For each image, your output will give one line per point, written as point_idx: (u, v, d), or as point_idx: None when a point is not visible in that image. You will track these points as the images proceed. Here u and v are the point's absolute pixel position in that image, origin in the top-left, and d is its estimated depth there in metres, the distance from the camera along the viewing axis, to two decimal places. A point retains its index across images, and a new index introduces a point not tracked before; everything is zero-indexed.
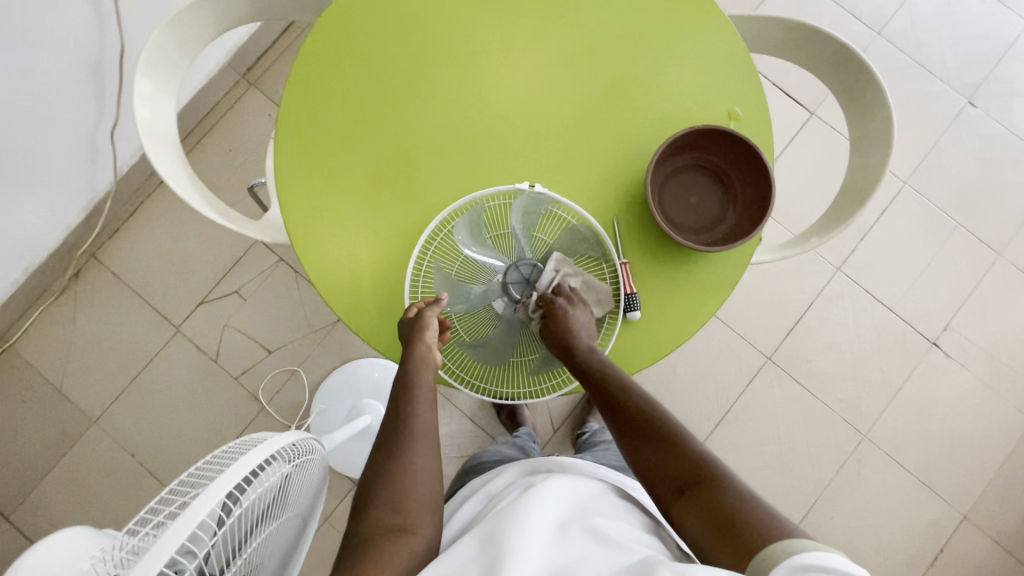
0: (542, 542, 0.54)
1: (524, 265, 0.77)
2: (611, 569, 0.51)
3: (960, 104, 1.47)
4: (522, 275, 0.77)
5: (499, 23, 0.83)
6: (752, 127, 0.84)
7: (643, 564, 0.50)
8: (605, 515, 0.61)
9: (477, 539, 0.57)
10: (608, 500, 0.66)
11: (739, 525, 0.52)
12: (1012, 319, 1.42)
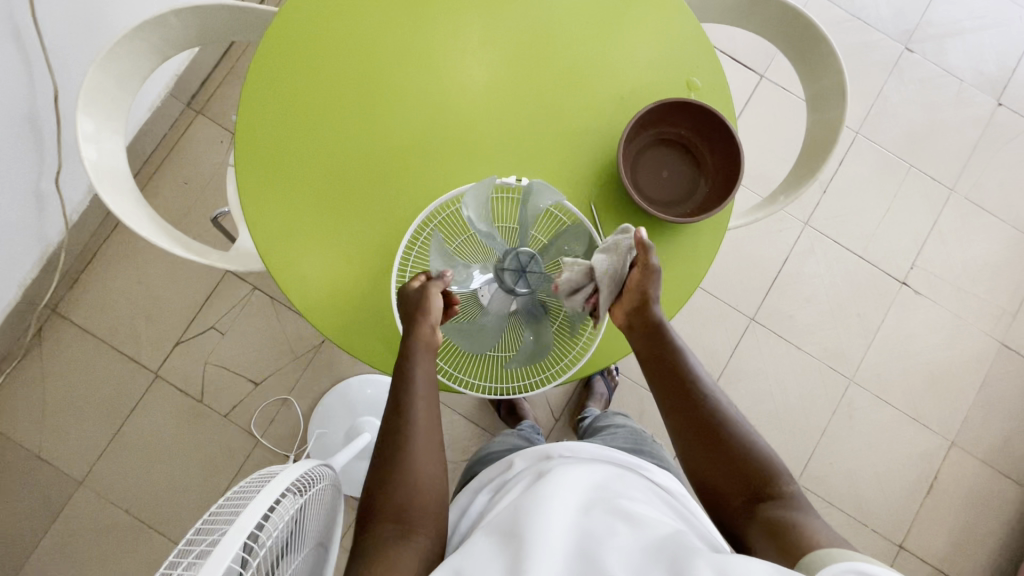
0: (568, 526, 0.55)
1: (524, 254, 0.71)
2: (638, 547, 0.52)
3: (899, 51, 1.53)
4: (520, 264, 0.71)
5: (449, 18, 0.82)
6: (712, 96, 0.85)
7: (672, 546, 0.51)
8: (625, 496, 0.62)
9: (501, 525, 0.57)
10: (625, 480, 0.67)
11: (793, 533, 0.58)
12: (973, 250, 1.49)
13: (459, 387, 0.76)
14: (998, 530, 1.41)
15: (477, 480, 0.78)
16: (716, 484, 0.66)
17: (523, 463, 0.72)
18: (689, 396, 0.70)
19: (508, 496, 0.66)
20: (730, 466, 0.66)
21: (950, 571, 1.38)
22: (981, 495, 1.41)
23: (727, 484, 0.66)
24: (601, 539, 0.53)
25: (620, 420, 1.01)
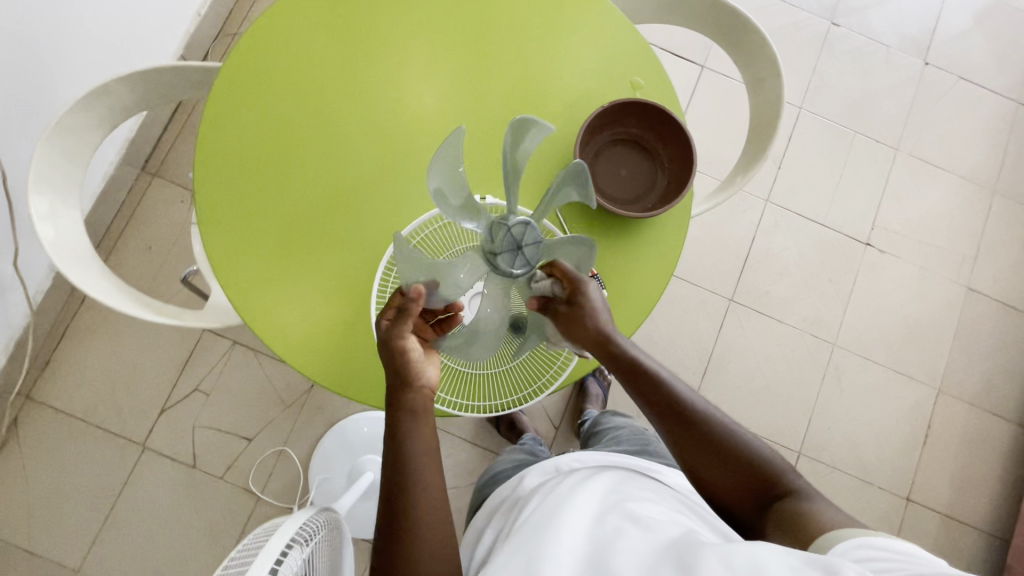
0: (582, 526, 0.57)
1: (517, 227, 0.59)
2: (649, 547, 0.53)
3: (825, 26, 1.60)
4: (513, 240, 0.59)
5: (392, 51, 0.84)
6: (656, 92, 0.88)
7: (683, 543, 0.52)
8: (634, 499, 0.63)
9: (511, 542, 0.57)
10: (633, 483, 0.68)
11: (804, 522, 0.60)
12: (926, 203, 1.55)
13: (454, 411, 0.77)
14: (997, 468, 1.45)
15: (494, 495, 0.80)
16: (722, 488, 0.67)
17: (537, 475, 0.74)
18: (680, 406, 0.70)
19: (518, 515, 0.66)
20: (732, 468, 0.67)
21: (959, 515, 1.41)
22: (975, 436, 1.46)
23: (732, 486, 0.67)
24: (612, 532, 0.55)
25: (621, 422, 1.02)
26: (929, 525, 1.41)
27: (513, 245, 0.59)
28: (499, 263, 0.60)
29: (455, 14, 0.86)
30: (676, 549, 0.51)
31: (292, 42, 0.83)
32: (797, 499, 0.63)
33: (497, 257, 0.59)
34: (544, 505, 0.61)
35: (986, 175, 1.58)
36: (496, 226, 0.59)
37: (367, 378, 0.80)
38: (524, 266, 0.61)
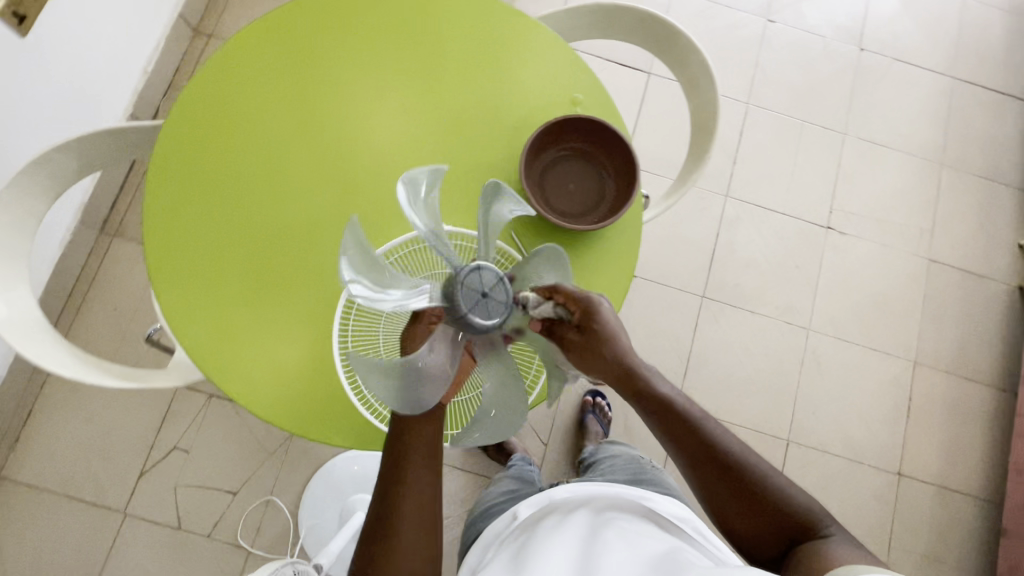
0: (579, 545, 0.64)
1: (471, 279, 0.60)
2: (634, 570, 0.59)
3: (762, 23, 1.66)
4: (473, 292, 0.60)
5: (335, 95, 0.85)
6: (596, 106, 0.90)
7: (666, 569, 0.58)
8: (624, 521, 0.69)
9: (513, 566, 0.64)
10: (624, 504, 0.73)
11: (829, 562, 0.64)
12: (879, 182, 1.59)
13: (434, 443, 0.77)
14: (983, 432, 1.47)
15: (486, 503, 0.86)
16: (750, 529, 0.72)
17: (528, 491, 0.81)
18: (716, 451, 0.73)
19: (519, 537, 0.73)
20: (758, 508, 0.71)
21: (952, 484, 1.43)
22: (957, 404, 1.48)
23: (760, 527, 0.71)
24: (605, 548, 0.62)
25: (617, 452, 1.02)
26: (924, 497, 1.42)
27: (477, 293, 0.60)
28: (473, 319, 0.59)
29: (401, 55, 0.87)
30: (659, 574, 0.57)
31: (240, 97, 0.83)
32: (826, 542, 0.67)
33: (469, 315, 0.59)
34: (545, 533, 0.67)
35: (933, 149, 1.63)
36: (453, 287, 0.60)
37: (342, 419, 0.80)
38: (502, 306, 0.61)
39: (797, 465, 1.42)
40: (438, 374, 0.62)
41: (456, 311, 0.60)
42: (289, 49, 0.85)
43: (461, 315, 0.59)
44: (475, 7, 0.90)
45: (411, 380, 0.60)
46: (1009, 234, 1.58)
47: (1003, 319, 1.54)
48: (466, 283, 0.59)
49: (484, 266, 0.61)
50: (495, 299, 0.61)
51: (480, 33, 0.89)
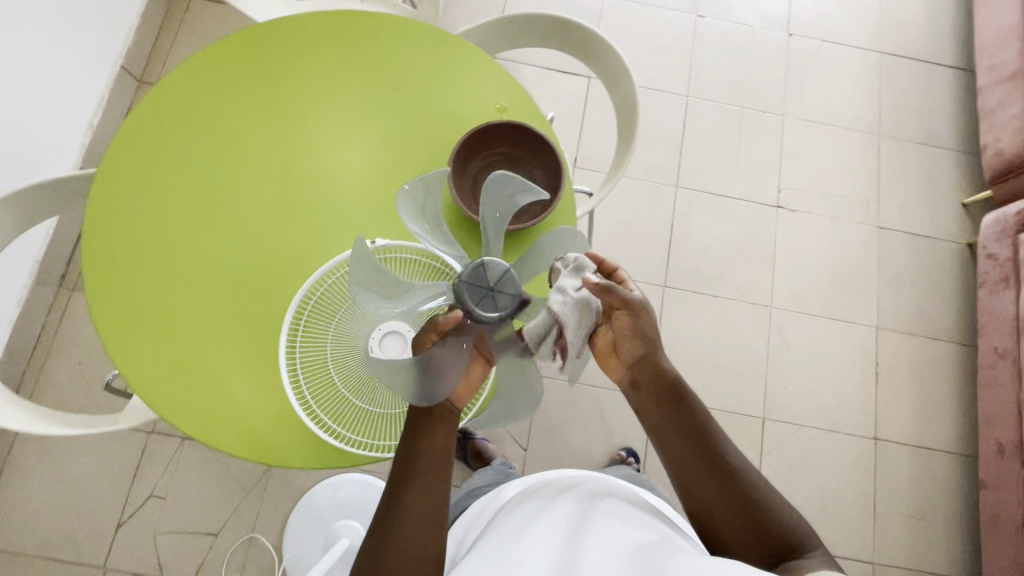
0: (554, 539, 0.65)
1: (478, 276, 0.66)
2: (622, 535, 0.65)
3: (693, 19, 1.72)
4: (482, 289, 0.66)
5: (269, 131, 0.88)
6: (522, 111, 0.93)
7: (652, 540, 0.64)
8: (611, 501, 0.76)
9: (504, 528, 0.71)
10: (611, 489, 0.81)
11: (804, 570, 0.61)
12: (822, 158, 1.65)
13: (384, 453, 0.78)
14: (951, 389, 1.49)
15: (476, 510, 0.88)
16: (729, 532, 0.69)
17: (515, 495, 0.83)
18: (707, 447, 0.72)
19: (508, 507, 0.80)
20: (743, 513, 0.68)
21: (927, 443, 1.45)
22: (922, 364, 1.51)
23: (744, 537, 0.68)
24: (588, 520, 0.67)
25: (614, 470, 1.07)
26: (901, 459, 1.44)
27: (482, 289, 0.66)
28: (477, 313, 0.66)
29: (331, 85, 0.91)
30: (647, 543, 0.63)
31: (176, 139, 0.86)
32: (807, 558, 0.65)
33: (476, 310, 0.66)
34: (538, 507, 0.74)
35: (869, 121, 1.69)
36: (460, 286, 0.66)
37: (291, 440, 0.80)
38: (507, 300, 0.66)
39: (774, 441, 1.44)
40: (450, 371, 0.67)
41: (463, 308, 0.66)
42: (223, 88, 0.89)
43: (466, 312, 0.66)
44: (401, 34, 0.93)
45: (420, 377, 0.66)
46: (951, 195, 1.64)
47: (956, 276, 1.58)
48: (468, 282, 0.65)
49: (485, 262, 0.67)
50: (497, 295, 0.66)
51: (408, 58, 0.93)
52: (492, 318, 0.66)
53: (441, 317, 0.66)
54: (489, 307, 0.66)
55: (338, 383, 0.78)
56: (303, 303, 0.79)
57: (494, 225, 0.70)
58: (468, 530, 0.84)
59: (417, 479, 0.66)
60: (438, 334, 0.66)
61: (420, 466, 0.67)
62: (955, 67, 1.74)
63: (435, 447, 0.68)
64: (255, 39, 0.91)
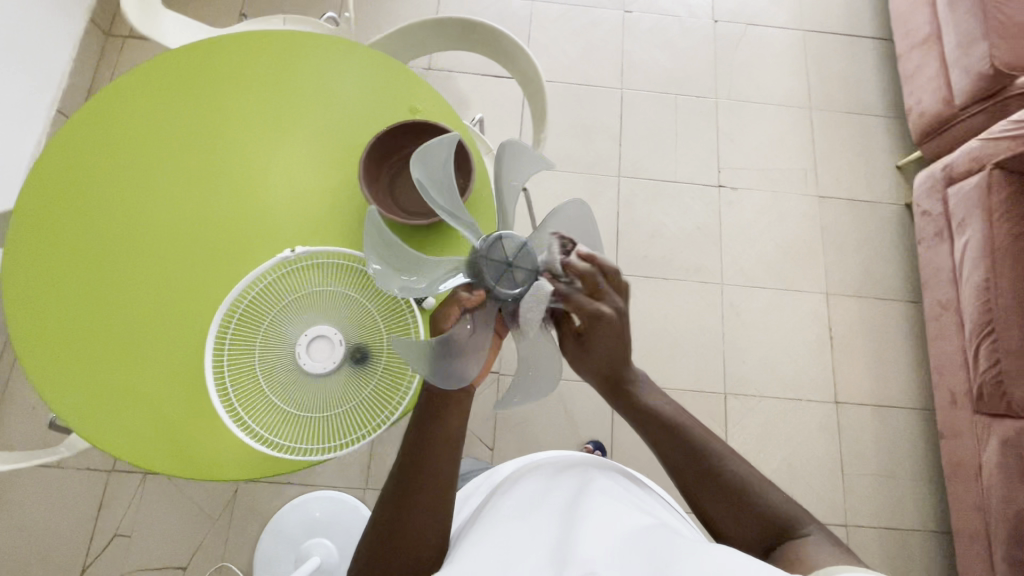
0: (553, 528, 0.64)
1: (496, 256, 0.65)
2: (618, 525, 0.63)
3: (620, 15, 1.78)
4: (502, 265, 0.64)
5: (182, 152, 0.90)
6: (436, 111, 0.95)
7: (648, 530, 0.63)
8: (604, 484, 0.73)
9: (498, 512, 0.69)
10: (602, 470, 0.79)
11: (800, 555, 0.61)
12: (758, 135, 1.69)
13: (314, 457, 0.78)
14: (905, 346, 1.52)
15: (467, 490, 0.87)
16: (725, 522, 0.68)
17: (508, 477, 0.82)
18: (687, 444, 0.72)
19: (504, 488, 0.78)
20: (738, 508, 0.68)
21: (886, 402, 1.48)
22: (874, 324, 1.54)
23: (742, 526, 0.67)
24: (584, 510, 0.66)
25: None
26: (863, 420, 1.46)
27: (499, 264, 0.64)
28: (496, 289, 0.64)
29: (243, 101, 0.93)
30: (643, 534, 0.62)
31: (95, 167, 0.89)
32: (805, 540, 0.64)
33: (495, 287, 0.64)
34: (533, 495, 0.72)
35: (800, 96, 1.74)
36: (482, 260, 0.65)
37: (220, 452, 0.80)
38: (524, 274, 0.64)
39: (737, 415, 1.45)
40: (471, 349, 0.66)
41: (482, 284, 0.65)
42: (139, 115, 0.91)
43: (486, 288, 0.65)
44: (311, 49, 0.96)
45: (441, 354, 0.64)
46: (885, 160, 1.69)
47: (898, 237, 1.62)
48: (488, 256, 0.64)
49: (504, 236, 0.65)
50: (516, 268, 0.64)
51: (319, 71, 0.95)
52: (510, 296, 0.64)
53: (464, 294, 0.67)
54: (507, 284, 0.64)
55: (267, 388, 0.80)
56: (230, 313, 0.81)
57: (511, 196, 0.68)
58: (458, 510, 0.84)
59: (424, 476, 0.67)
60: (461, 309, 0.67)
61: (429, 463, 0.68)
62: (876, 38, 1.81)
63: (445, 437, 0.69)
64: (170, 62, 0.94)
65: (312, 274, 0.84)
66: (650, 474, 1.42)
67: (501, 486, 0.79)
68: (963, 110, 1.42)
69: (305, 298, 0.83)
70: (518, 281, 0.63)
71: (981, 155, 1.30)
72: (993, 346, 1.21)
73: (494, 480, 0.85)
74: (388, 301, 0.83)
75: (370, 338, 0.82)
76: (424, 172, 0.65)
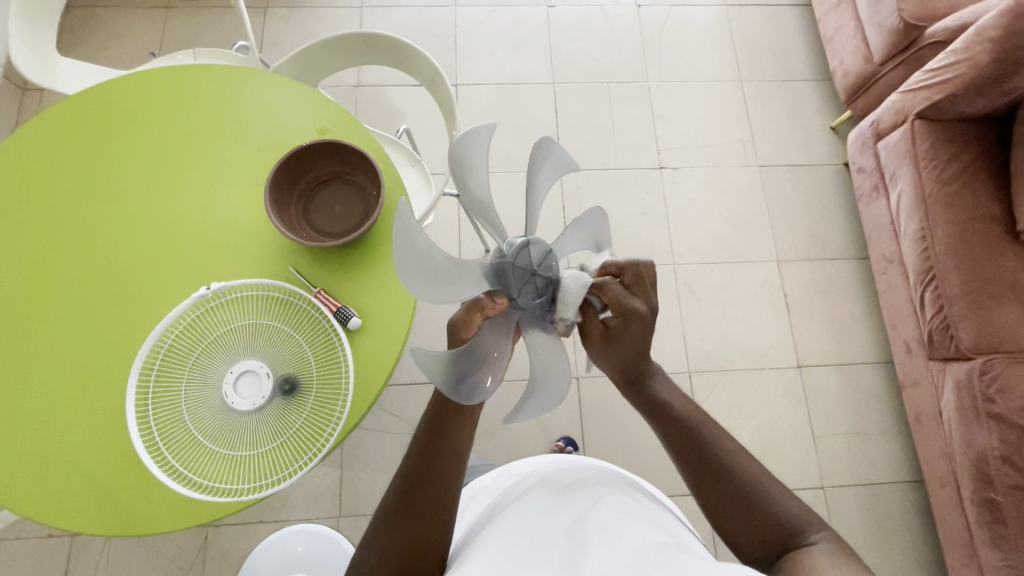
0: (559, 546, 0.61)
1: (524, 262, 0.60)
2: (634, 538, 0.60)
3: (543, 10, 1.78)
4: (527, 273, 0.60)
5: (90, 202, 0.88)
6: (344, 129, 0.93)
7: (663, 544, 0.59)
8: (614, 493, 0.71)
9: (504, 525, 0.67)
10: (608, 476, 0.77)
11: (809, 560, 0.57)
12: (693, 113, 1.71)
13: (248, 496, 0.75)
14: (860, 303, 1.54)
15: (477, 496, 0.84)
16: (730, 524, 0.65)
17: (521, 483, 0.79)
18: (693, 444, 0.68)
19: (511, 499, 0.75)
20: (745, 508, 0.64)
21: (848, 360, 1.49)
22: (827, 285, 1.56)
23: (752, 531, 0.63)
24: (597, 524, 0.62)
25: None
26: (827, 380, 1.48)
27: (528, 271, 0.60)
28: (521, 301, 0.59)
29: (146, 142, 0.90)
30: (659, 547, 0.58)
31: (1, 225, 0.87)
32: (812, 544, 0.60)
33: (520, 298, 0.59)
34: (538, 507, 0.70)
35: (730, 70, 1.76)
36: (507, 266, 0.60)
37: (155, 501, 0.79)
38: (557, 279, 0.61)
39: (704, 392, 1.45)
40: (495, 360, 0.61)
41: (507, 292, 0.60)
42: (42, 167, 0.89)
43: (511, 299, 0.59)
44: (215, 82, 0.93)
45: (466, 372, 0.58)
46: (819, 122, 1.71)
47: (841, 197, 1.64)
48: (517, 264, 0.58)
49: (531, 242, 0.61)
50: (546, 275, 0.60)
51: (225, 104, 0.93)
52: (536, 305, 0.60)
53: (488, 301, 0.60)
54: (530, 293, 0.60)
55: (195, 431, 0.77)
56: (150, 358, 0.79)
57: (541, 192, 0.65)
58: (467, 514, 0.82)
59: (430, 483, 0.64)
60: (482, 318, 0.60)
61: (437, 471, 0.64)
62: (797, 5, 1.84)
63: (456, 449, 0.66)
64: (66, 110, 0.91)
65: (237, 308, 0.82)
66: (626, 462, 1.41)
67: (507, 497, 0.77)
68: (881, 66, 1.45)
69: (229, 335, 0.81)
70: (540, 288, 0.60)
71: (902, 108, 1.32)
72: (936, 293, 1.23)
73: (500, 489, 0.82)
74: (315, 330, 0.83)
75: (300, 367, 0.81)
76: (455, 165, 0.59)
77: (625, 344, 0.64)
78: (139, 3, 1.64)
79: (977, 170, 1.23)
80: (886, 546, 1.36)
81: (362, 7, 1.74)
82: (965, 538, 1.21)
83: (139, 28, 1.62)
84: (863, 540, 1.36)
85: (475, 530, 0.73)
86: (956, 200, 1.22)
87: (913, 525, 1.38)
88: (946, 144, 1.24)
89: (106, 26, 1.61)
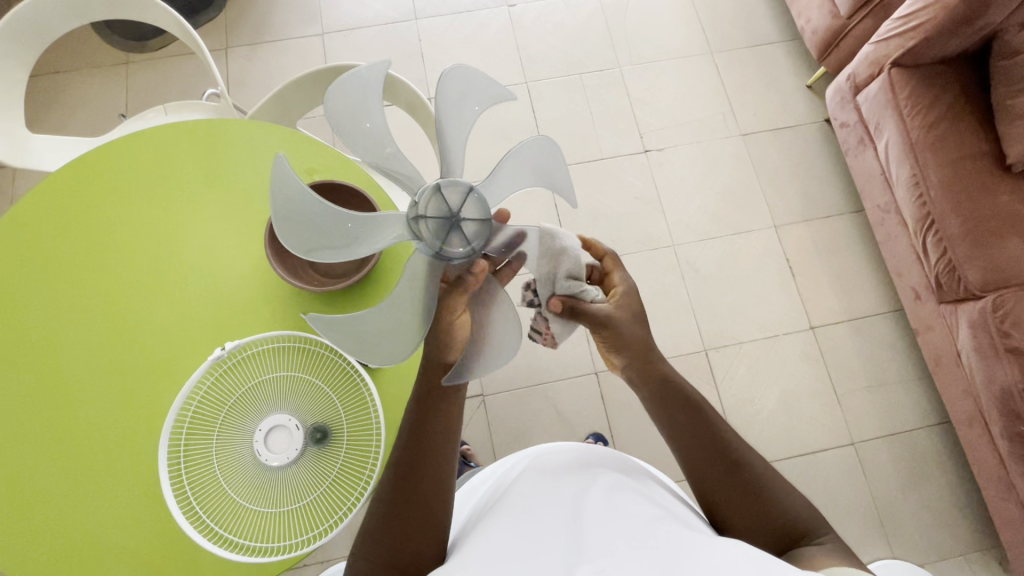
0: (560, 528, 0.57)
1: (447, 201, 0.61)
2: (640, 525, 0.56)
3: (506, 11, 1.76)
4: (441, 210, 0.61)
5: (91, 276, 0.86)
6: (331, 165, 0.92)
7: (669, 532, 0.56)
8: (617, 474, 0.68)
9: (503, 515, 0.62)
10: (605, 455, 0.74)
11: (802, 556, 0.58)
12: (668, 91, 1.70)
13: (299, 550, 0.75)
14: (860, 256, 1.55)
15: (473, 484, 0.81)
16: (733, 516, 0.64)
17: (509, 474, 0.75)
18: (704, 430, 0.69)
19: (507, 486, 0.72)
20: (754, 498, 0.63)
21: (857, 315, 1.50)
22: (826, 243, 1.57)
23: (758, 522, 0.62)
24: (600, 509, 0.59)
25: None
26: (842, 337, 1.49)
27: (443, 212, 0.61)
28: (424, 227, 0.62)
29: (137, 204, 0.89)
30: (667, 535, 0.55)
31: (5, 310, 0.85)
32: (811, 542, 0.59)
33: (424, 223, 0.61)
34: (535, 491, 0.65)
35: (699, 43, 1.75)
36: (430, 193, 0.61)
37: (201, 567, 0.79)
38: (466, 246, 0.62)
39: (723, 368, 1.45)
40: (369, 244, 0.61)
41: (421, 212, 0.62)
42: (37, 246, 0.87)
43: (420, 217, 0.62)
44: (195, 135, 0.92)
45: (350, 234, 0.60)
46: (795, 83, 1.72)
47: (827, 154, 1.65)
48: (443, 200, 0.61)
49: (469, 194, 0.62)
50: (463, 227, 0.62)
51: (207, 155, 0.91)
52: (433, 241, 0.62)
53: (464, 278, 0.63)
54: (434, 227, 0.61)
55: (235, 495, 0.76)
56: (178, 423, 0.78)
57: (510, 172, 0.65)
58: (463, 503, 0.79)
59: (422, 472, 0.63)
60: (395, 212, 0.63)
61: (426, 454, 0.64)
62: None
63: (445, 426, 0.66)
64: (54, 184, 0.89)
65: (257, 361, 0.82)
66: (657, 448, 1.42)
67: (502, 485, 0.74)
68: (850, 19, 1.44)
69: (254, 390, 0.80)
70: (445, 233, 0.61)
71: (876, 58, 1.32)
72: (938, 237, 1.23)
73: (500, 470, 0.79)
74: (337, 372, 0.82)
75: (327, 414, 0.80)
76: (449, 101, 0.62)
77: (630, 347, 0.74)
78: (99, 64, 1.61)
79: (958, 110, 1.24)
80: (922, 491, 1.38)
81: (324, 34, 1.72)
82: (1000, 471, 1.22)
83: (104, 90, 1.59)
84: (898, 488, 1.38)
85: (473, 521, 0.70)
86: (943, 143, 1.22)
87: (944, 466, 1.40)
88: (925, 89, 1.25)
89: (69, 95, 1.58)
